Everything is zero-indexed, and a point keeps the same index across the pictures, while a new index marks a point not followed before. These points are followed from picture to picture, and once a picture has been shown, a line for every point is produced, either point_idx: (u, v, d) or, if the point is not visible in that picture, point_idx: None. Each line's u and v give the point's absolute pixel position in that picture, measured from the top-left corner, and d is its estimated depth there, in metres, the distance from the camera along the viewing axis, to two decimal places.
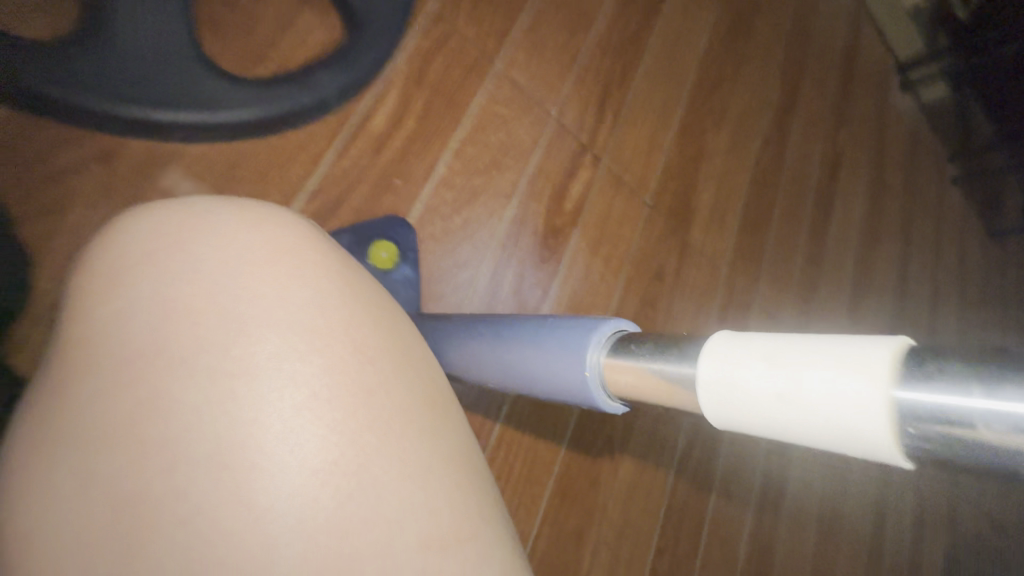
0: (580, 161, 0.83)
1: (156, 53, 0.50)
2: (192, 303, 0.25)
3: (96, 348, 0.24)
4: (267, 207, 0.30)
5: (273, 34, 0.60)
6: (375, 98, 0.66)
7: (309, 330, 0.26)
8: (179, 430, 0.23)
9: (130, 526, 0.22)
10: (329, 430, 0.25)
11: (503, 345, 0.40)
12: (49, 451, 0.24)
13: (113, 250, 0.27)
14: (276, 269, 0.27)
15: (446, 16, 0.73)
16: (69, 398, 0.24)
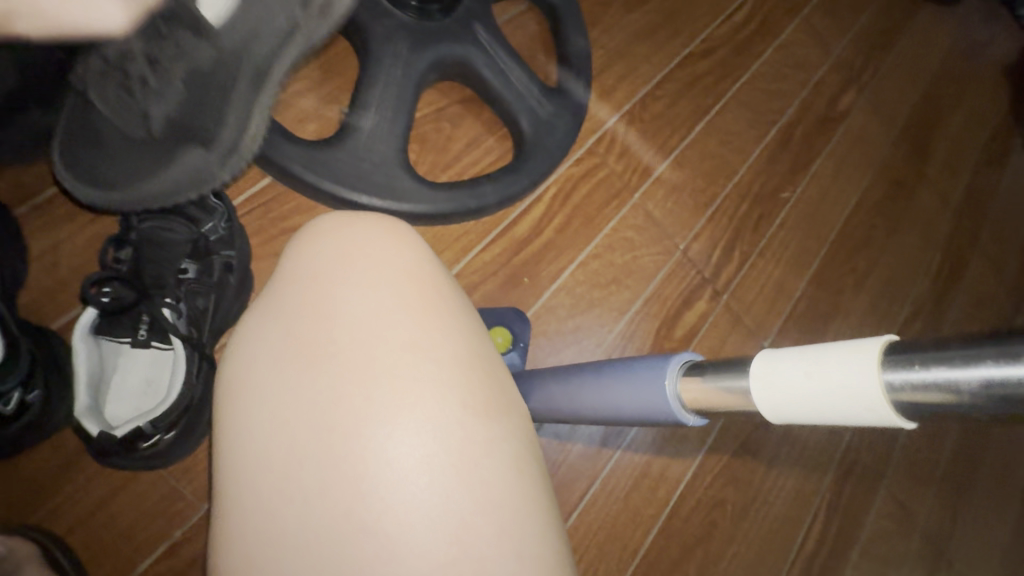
0: (700, 293, 0.86)
1: (375, 155, 0.66)
2: (349, 316, 0.35)
3: (282, 332, 0.35)
4: (399, 232, 0.39)
5: (458, 147, 0.75)
6: (526, 209, 0.78)
7: (426, 349, 0.35)
8: (335, 412, 0.33)
9: (305, 474, 0.32)
10: (435, 432, 0.34)
11: (588, 383, 0.43)
12: (250, 415, 0.34)
13: (297, 260, 0.37)
14: (404, 294, 0.36)
15: (600, 151, 0.85)
16: (262, 379, 0.35)
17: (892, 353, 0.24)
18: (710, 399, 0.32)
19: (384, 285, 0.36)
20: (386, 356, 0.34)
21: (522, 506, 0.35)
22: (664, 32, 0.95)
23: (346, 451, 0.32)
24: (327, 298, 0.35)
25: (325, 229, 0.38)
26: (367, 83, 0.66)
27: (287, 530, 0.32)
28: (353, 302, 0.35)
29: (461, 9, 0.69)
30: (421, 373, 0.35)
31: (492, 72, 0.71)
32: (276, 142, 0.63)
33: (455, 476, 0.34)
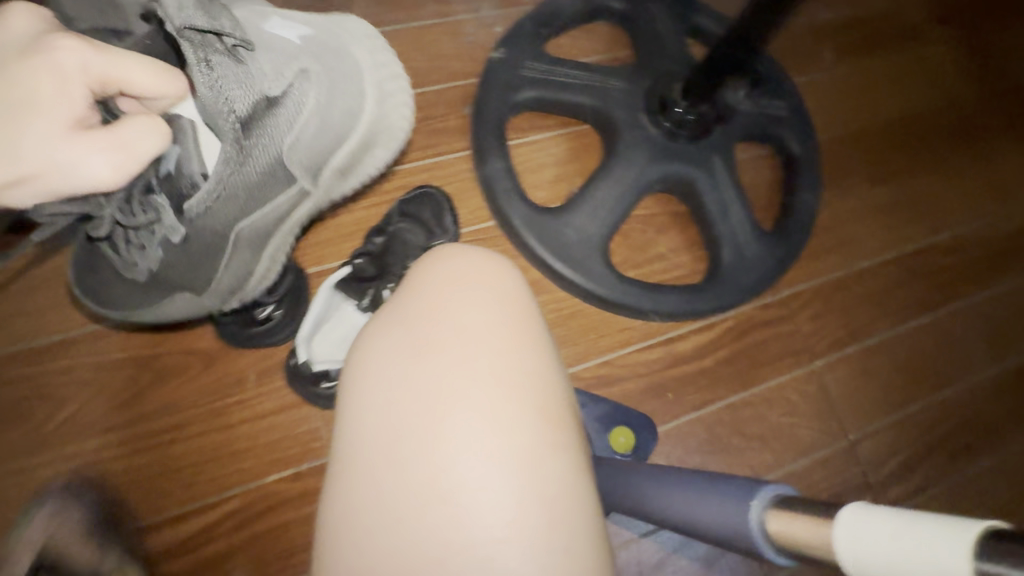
0: (854, 495, 0.76)
1: (583, 236, 0.73)
2: (449, 317, 0.43)
3: (400, 325, 0.44)
4: (504, 266, 0.47)
5: (653, 253, 0.80)
6: (697, 329, 0.78)
7: (508, 354, 0.42)
8: (428, 389, 0.41)
9: (404, 444, 0.39)
10: (503, 422, 0.40)
11: (653, 478, 0.41)
12: (361, 391, 0.42)
13: (422, 270, 0.47)
14: (492, 308, 0.44)
15: (793, 304, 0.82)
16: (377, 363, 0.43)
17: (985, 540, 0.26)
18: (794, 539, 0.31)
19: (484, 305, 0.44)
20: (472, 362, 0.41)
21: (563, 525, 0.38)
22: (905, 215, 0.91)
23: (428, 429, 0.40)
24: (438, 307, 0.43)
25: (447, 252, 0.47)
26: (604, 173, 0.73)
27: (378, 482, 0.39)
28: (458, 316, 0.43)
29: (709, 139, 0.75)
30: (498, 383, 0.41)
31: (714, 203, 0.75)
32: (510, 197, 0.73)
33: (509, 474, 0.39)
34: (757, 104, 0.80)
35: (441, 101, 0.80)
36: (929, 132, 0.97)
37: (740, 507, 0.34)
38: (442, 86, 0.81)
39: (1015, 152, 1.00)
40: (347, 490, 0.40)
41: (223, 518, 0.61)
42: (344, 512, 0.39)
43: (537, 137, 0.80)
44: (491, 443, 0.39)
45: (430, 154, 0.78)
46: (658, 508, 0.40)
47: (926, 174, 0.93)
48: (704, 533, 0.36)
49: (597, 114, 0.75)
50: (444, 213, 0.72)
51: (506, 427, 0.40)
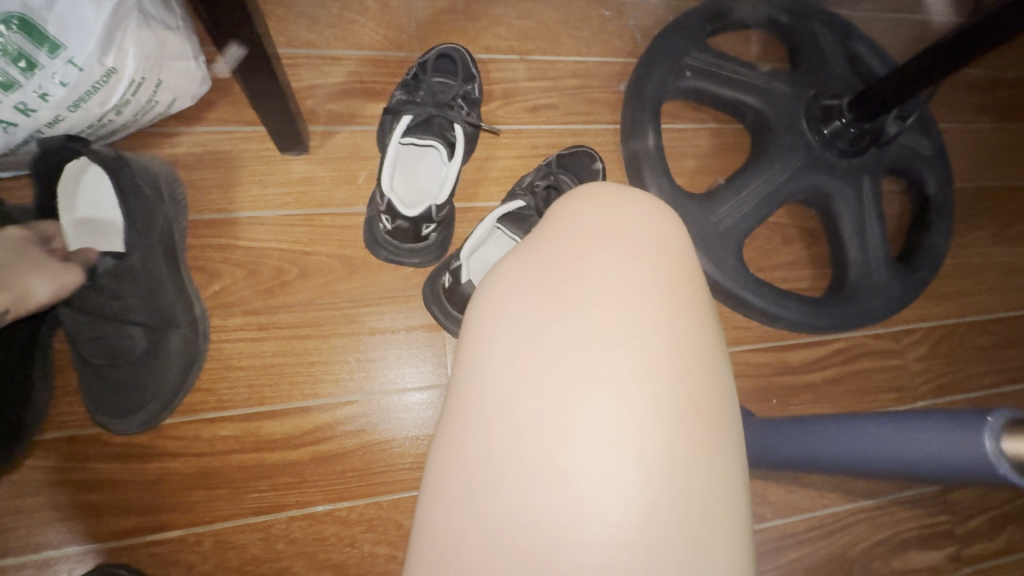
0: (941, 544, 0.73)
1: (721, 226, 0.73)
2: (587, 265, 0.36)
3: (538, 269, 0.37)
4: (661, 215, 0.39)
5: (778, 260, 0.80)
6: (808, 343, 0.78)
7: (656, 322, 0.34)
8: (552, 345, 0.34)
9: (513, 407, 0.33)
10: (640, 401, 0.33)
11: (881, 431, 0.42)
12: (473, 336, 0.36)
13: (566, 209, 0.40)
14: (638, 264, 0.36)
15: (906, 341, 0.81)
16: (494, 307, 0.36)
17: None
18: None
19: (643, 256, 0.36)
20: (625, 322, 0.34)
21: (700, 537, 0.31)
22: None
23: (568, 395, 0.32)
24: (588, 254, 0.36)
25: (595, 189, 0.41)
26: (752, 172, 0.74)
27: (499, 456, 0.32)
28: (604, 261, 0.36)
29: (861, 159, 0.75)
30: (656, 351, 0.34)
31: (855, 222, 0.75)
32: (658, 175, 0.74)
33: (642, 459, 0.32)
34: (908, 137, 0.80)
35: (599, 72, 0.81)
36: None
37: (966, 435, 0.34)
38: (602, 59, 0.81)
39: None
40: (454, 455, 0.33)
41: (342, 421, 0.62)
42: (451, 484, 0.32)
43: (686, 126, 0.82)
44: (643, 428, 0.32)
45: (582, 120, 0.78)
46: (889, 452, 0.41)
47: None
48: (940, 466, 0.37)
49: (753, 115, 0.77)
50: (599, 174, 0.71)
51: (643, 399, 0.32)
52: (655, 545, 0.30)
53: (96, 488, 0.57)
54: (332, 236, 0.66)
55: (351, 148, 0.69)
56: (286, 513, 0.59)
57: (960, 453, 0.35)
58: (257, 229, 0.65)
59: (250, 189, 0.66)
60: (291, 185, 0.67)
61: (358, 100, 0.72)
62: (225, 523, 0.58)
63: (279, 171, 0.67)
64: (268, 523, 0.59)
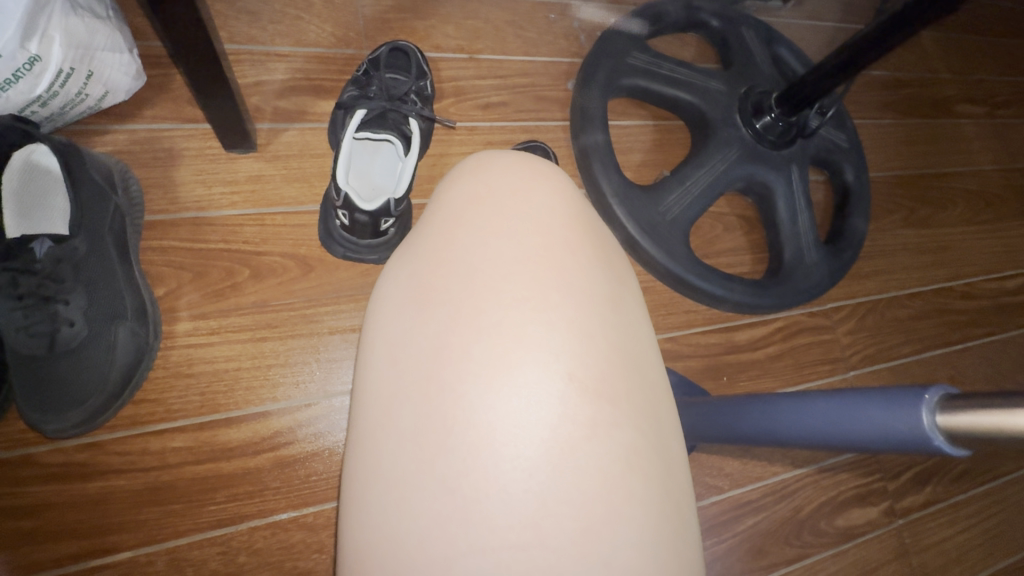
0: (877, 500, 0.80)
1: (668, 217, 0.77)
2: (473, 249, 0.35)
3: (414, 266, 0.36)
4: (557, 191, 0.39)
5: (720, 247, 0.85)
6: (751, 323, 0.83)
7: (545, 300, 0.34)
8: (439, 333, 0.33)
9: (403, 401, 0.32)
10: (530, 384, 0.32)
11: (821, 408, 0.43)
12: (368, 333, 0.35)
13: (442, 199, 0.39)
14: (528, 245, 0.36)
15: (837, 317, 0.88)
16: (386, 303, 0.36)
17: None
18: (964, 428, 0.32)
19: (520, 234, 0.36)
20: (506, 305, 0.34)
21: (600, 513, 0.31)
22: (931, 257, 1.00)
23: (452, 389, 0.32)
24: (461, 242, 0.36)
25: (468, 172, 0.40)
26: (693, 163, 0.79)
27: (393, 466, 0.31)
28: (493, 245, 0.36)
29: (790, 150, 0.81)
30: (544, 333, 0.34)
31: (786, 207, 0.81)
32: (607, 168, 0.77)
33: (538, 442, 0.31)
34: (828, 131, 0.87)
35: (547, 72, 0.83)
36: (952, 190, 1.08)
37: (906, 410, 0.35)
38: (550, 58, 0.84)
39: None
40: (357, 458, 0.33)
41: (303, 424, 0.60)
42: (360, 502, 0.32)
43: (631, 123, 0.85)
44: (535, 409, 0.32)
45: (533, 118, 0.81)
46: (829, 423, 0.42)
47: (949, 226, 1.04)
48: (878, 436, 0.38)
49: (691, 111, 0.82)
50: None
51: (535, 380, 0.32)
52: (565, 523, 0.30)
53: (29, 516, 0.52)
54: (284, 235, 0.64)
55: (301, 145, 0.68)
56: (246, 523, 0.56)
57: (901, 428, 0.36)
58: (204, 230, 0.62)
59: (195, 190, 0.63)
60: (239, 184, 0.64)
61: (307, 98, 0.70)
62: (179, 541, 0.55)
63: (225, 170, 0.64)
64: (228, 536, 0.56)
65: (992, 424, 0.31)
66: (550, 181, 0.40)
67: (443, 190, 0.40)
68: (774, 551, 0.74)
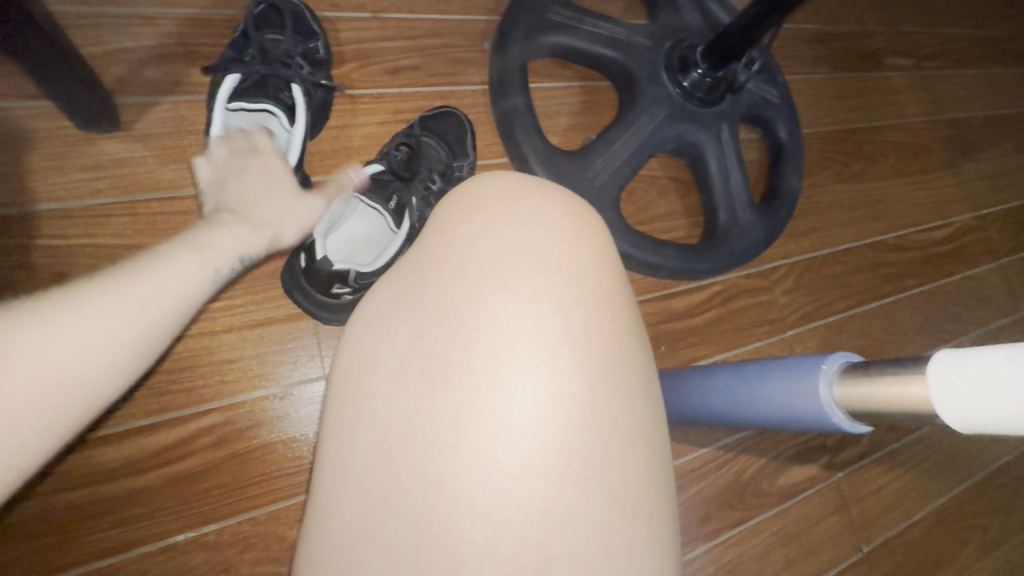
0: (817, 457, 0.80)
1: (597, 183, 0.73)
2: (484, 279, 0.36)
3: (427, 319, 0.35)
4: (570, 219, 0.39)
5: (656, 212, 0.82)
6: (688, 290, 0.81)
7: (553, 333, 0.35)
8: (454, 367, 0.34)
9: (419, 431, 0.33)
10: (542, 417, 0.34)
11: (736, 382, 0.45)
12: (375, 354, 0.35)
13: (458, 237, 0.38)
14: (538, 276, 0.36)
15: (774, 278, 0.87)
16: (396, 325, 0.36)
17: None
18: (854, 396, 0.34)
19: (541, 299, 0.36)
20: (522, 379, 0.34)
21: (600, 543, 0.33)
22: (865, 212, 1.01)
23: (463, 467, 0.32)
24: (480, 301, 0.35)
25: (492, 211, 0.39)
26: (621, 126, 0.75)
27: (389, 537, 0.32)
28: (501, 274, 0.36)
29: (719, 108, 0.78)
30: (556, 365, 0.35)
31: (718, 168, 0.78)
32: (529, 134, 0.72)
33: (546, 473, 0.33)
34: (758, 87, 0.85)
35: (461, 31, 0.77)
36: (884, 145, 1.09)
37: (806, 384, 0.37)
38: (465, 15, 0.77)
39: (951, 175, 1.14)
40: (360, 477, 0.33)
41: (198, 435, 0.54)
42: (342, 568, 0.32)
43: (555, 84, 0.80)
44: (543, 488, 0.33)
45: (448, 82, 0.74)
46: (744, 401, 0.44)
47: (880, 180, 1.05)
48: (787, 414, 0.39)
49: (617, 71, 0.77)
50: (468, 136, 0.68)
51: (547, 413, 0.34)
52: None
53: None
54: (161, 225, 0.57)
55: (177, 121, 0.60)
56: (137, 550, 0.51)
57: (802, 403, 0.37)
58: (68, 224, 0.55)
59: (47, 179, 0.55)
60: (105, 169, 0.57)
61: (181, 67, 0.62)
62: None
63: (86, 153, 0.56)
64: (118, 565, 0.50)
65: (877, 398, 0.32)
66: (560, 205, 0.40)
67: (455, 209, 0.40)
68: (717, 516, 0.73)
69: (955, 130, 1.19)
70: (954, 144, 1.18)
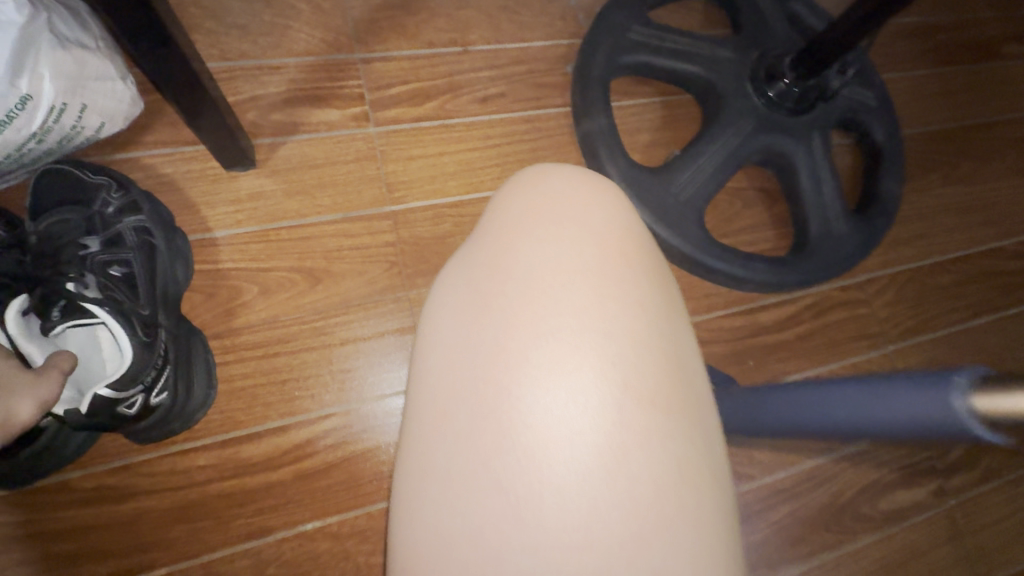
0: (924, 482, 0.76)
1: (681, 197, 0.74)
2: (521, 237, 0.38)
3: (466, 276, 0.37)
4: (595, 184, 0.41)
5: (740, 223, 0.81)
6: (777, 302, 0.79)
7: (591, 279, 0.36)
8: (500, 315, 0.35)
9: (474, 378, 0.34)
10: (587, 353, 0.34)
11: (858, 395, 0.40)
12: (429, 317, 0.37)
13: (495, 206, 0.40)
14: (570, 229, 0.38)
15: (872, 289, 0.83)
16: (446, 288, 0.38)
17: None
18: (996, 409, 0.30)
19: (577, 247, 0.37)
20: (560, 315, 0.35)
21: (657, 473, 0.33)
22: (977, 217, 0.93)
23: (521, 403, 0.33)
24: (515, 248, 0.37)
25: (521, 181, 0.41)
26: (705, 139, 0.75)
27: (456, 482, 0.32)
28: (538, 230, 0.38)
29: (810, 115, 0.76)
30: (595, 308, 0.36)
31: (808, 177, 0.76)
32: (612, 152, 0.74)
33: (597, 407, 0.34)
34: (853, 91, 0.82)
35: (545, 56, 0.80)
36: (1000, 142, 1.00)
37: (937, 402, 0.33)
38: (548, 42, 0.81)
39: None
40: (424, 433, 0.34)
41: (322, 436, 0.61)
42: (417, 520, 0.33)
43: (636, 101, 0.82)
44: (587, 414, 0.34)
45: (533, 106, 0.78)
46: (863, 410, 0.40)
47: (996, 181, 0.97)
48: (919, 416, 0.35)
49: (699, 85, 0.78)
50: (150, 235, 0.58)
51: (592, 351, 0.34)
52: (614, 530, 0.31)
53: (76, 537, 0.56)
54: (289, 249, 0.65)
55: (300, 158, 0.68)
56: (274, 535, 0.58)
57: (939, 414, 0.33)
58: (213, 252, 0.63)
59: (199, 212, 0.64)
60: (243, 201, 0.65)
61: (302, 109, 0.70)
62: (212, 554, 0.57)
63: (228, 188, 0.65)
64: (257, 549, 0.58)
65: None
66: (582, 174, 0.42)
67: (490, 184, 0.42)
68: (812, 539, 0.70)
69: None
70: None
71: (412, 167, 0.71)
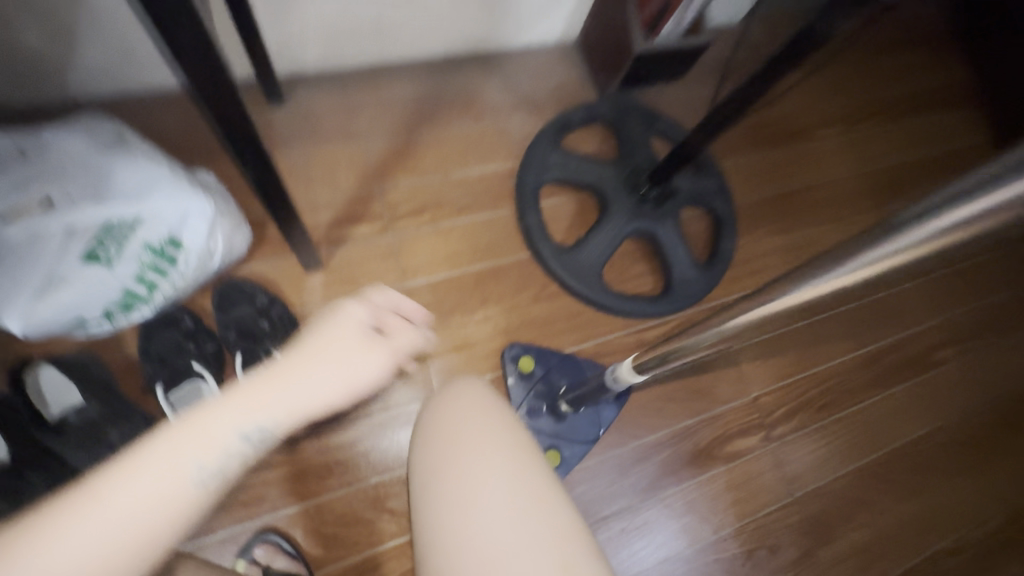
0: (755, 431, 1.19)
1: (588, 263, 1.18)
2: (458, 441, 0.63)
3: (433, 478, 0.62)
4: (490, 397, 0.69)
5: (633, 273, 1.24)
6: (658, 322, 1.23)
7: (505, 455, 0.63)
8: (461, 491, 0.61)
9: (459, 532, 0.59)
10: (511, 496, 0.61)
11: (732, 311, 0.60)
12: (422, 503, 0.62)
13: (434, 422, 0.66)
14: (486, 426, 0.65)
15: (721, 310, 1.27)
16: (424, 484, 0.63)
17: (770, 295, 0.52)
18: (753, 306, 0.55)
19: (495, 439, 0.64)
20: (492, 480, 0.61)
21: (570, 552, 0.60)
22: (795, 255, 1.38)
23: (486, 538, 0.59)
24: (458, 451, 0.63)
25: (445, 403, 0.68)
26: (600, 225, 1.20)
27: None
28: (469, 434, 0.64)
29: (664, 206, 1.22)
30: (513, 470, 0.63)
31: (667, 244, 1.21)
32: (543, 237, 1.18)
33: (529, 523, 0.60)
34: (695, 185, 1.28)
35: (497, 174, 1.24)
36: (813, 200, 1.46)
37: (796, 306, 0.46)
38: (498, 164, 1.25)
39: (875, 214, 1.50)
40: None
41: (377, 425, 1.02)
42: None
43: (559, 199, 1.26)
44: (523, 513, 0.60)
45: (491, 207, 1.21)
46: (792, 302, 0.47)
47: (811, 228, 1.43)
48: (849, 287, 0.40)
49: (596, 189, 1.23)
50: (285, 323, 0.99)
51: (516, 495, 0.61)
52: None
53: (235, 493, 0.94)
54: None
55: (348, 257, 1.11)
56: (351, 486, 0.98)
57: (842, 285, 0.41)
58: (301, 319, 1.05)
59: (290, 295, 1.05)
60: (317, 287, 1.07)
61: (347, 225, 1.13)
62: (315, 498, 0.96)
63: (306, 279, 1.07)
64: (342, 494, 0.97)
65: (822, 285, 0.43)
66: (478, 390, 0.69)
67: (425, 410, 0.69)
68: (683, 471, 1.13)
69: (876, 181, 1.55)
70: (875, 193, 1.54)
71: (417, 256, 1.14)
